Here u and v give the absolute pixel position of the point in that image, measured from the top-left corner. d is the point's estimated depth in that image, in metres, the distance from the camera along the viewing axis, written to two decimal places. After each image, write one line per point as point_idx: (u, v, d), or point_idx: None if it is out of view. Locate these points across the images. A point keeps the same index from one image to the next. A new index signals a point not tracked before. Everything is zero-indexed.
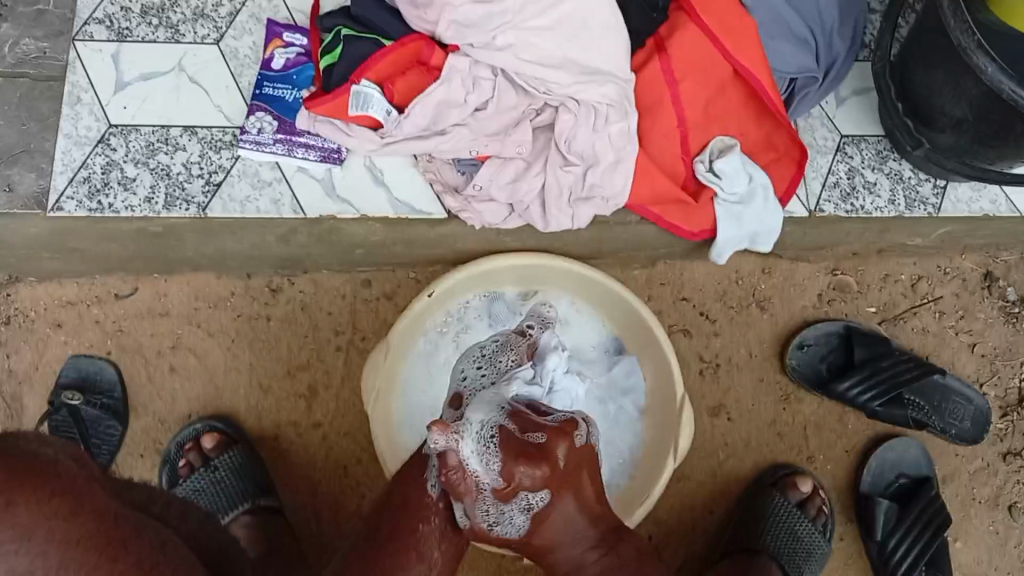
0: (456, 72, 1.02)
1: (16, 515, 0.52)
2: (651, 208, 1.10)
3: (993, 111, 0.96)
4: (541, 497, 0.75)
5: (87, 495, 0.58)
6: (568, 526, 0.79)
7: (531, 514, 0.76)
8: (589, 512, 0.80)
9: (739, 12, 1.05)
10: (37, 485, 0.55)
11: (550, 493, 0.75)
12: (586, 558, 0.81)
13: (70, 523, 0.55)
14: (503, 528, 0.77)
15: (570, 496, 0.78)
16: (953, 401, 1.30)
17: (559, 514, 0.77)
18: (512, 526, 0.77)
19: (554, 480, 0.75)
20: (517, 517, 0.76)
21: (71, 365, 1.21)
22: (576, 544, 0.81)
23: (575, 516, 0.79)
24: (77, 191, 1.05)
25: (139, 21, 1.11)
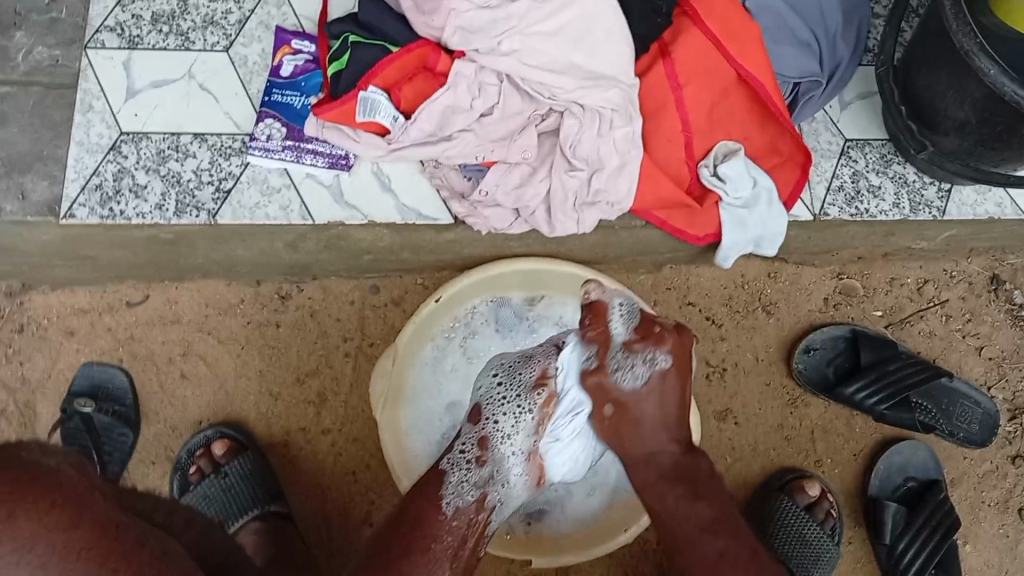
0: (462, 78, 1.03)
1: (19, 527, 0.55)
2: (654, 212, 1.12)
3: (996, 112, 0.97)
4: (664, 360, 0.94)
5: (87, 508, 0.60)
6: (662, 407, 0.95)
7: (650, 371, 0.94)
8: (682, 403, 0.96)
9: (742, 16, 1.07)
10: (37, 498, 0.57)
11: (671, 364, 0.94)
12: (667, 446, 0.96)
13: (70, 533, 0.57)
14: (623, 376, 0.94)
15: (679, 383, 0.95)
16: (960, 405, 1.30)
17: (671, 392, 0.94)
18: (631, 380, 0.94)
19: (675, 351, 0.95)
20: (638, 366, 0.94)
21: (84, 373, 1.22)
22: (666, 430, 0.96)
23: (672, 397, 0.95)
24: (89, 198, 1.07)
25: (150, 29, 1.13)
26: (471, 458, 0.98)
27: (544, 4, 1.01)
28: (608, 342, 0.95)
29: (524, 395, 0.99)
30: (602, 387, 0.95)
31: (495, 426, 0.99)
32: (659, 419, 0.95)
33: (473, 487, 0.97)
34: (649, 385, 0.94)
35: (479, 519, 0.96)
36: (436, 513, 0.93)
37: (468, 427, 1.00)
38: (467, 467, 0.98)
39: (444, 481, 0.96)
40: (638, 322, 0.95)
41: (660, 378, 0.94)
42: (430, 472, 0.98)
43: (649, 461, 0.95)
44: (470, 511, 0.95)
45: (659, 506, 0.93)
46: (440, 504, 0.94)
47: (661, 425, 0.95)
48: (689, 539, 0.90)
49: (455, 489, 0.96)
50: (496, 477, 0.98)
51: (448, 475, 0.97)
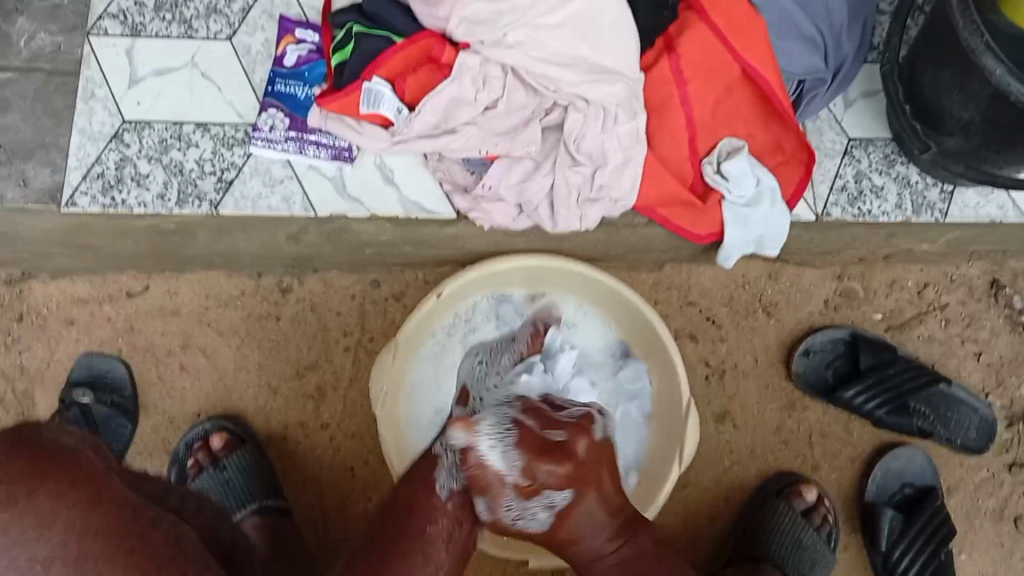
0: (467, 70, 1.03)
1: (37, 504, 0.54)
2: (658, 209, 1.11)
3: (1001, 113, 0.97)
4: (563, 498, 0.84)
5: (107, 488, 0.59)
6: (590, 514, 0.87)
7: (553, 511, 0.85)
8: (610, 506, 0.89)
9: (749, 10, 1.05)
10: (59, 476, 0.56)
11: (572, 494, 0.84)
12: (605, 548, 0.90)
13: (90, 511, 0.56)
14: (527, 523, 0.86)
15: (591, 492, 0.86)
16: (960, 412, 1.29)
17: (586, 502, 0.86)
18: (535, 525, 0.86)
19: (576, 478, 0.84)
20: (540, 513, 0.85)
21: (83, 364, 1.22)
22: (600, 534, 0.90)
23: (598, 510, 0.88)
24: (91, 186, 1.07)
25: (153, 16, 1.13)
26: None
27: None
28: (492, 486, 0.82)
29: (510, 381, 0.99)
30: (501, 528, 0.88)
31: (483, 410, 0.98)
32: (582, 536, 0.89)
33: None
34: (551, 527, 0.86)
35: (469, 513, 0.86)
36: (432, 497, 0.84)
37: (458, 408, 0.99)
38: None
39: (438, 467, 0.85)
40: (537, 444, 0.84)
41: (564, 510, 0.85)
42: None
43: (596, 560, 0.91)
44: (464, 500, 0.85)
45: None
46: (436, 489, 0.85)
47: (603, 526, 0.89)
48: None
49: (446, 482, 0.85)
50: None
51: (441, 461, 0.86)
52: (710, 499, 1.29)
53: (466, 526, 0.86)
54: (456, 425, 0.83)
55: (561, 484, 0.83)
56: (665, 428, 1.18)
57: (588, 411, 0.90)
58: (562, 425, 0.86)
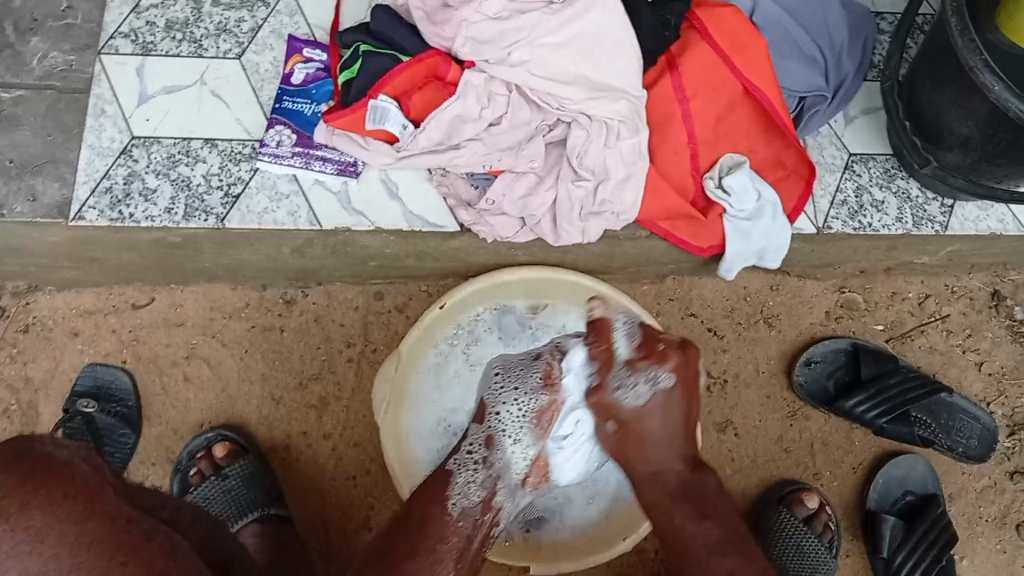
0: (471, 87, 1.04)
1: (30, 518, 0.57)
2: (659, 222, 1.12)
3: (1001, 128, 0.97)
4: (665, 377, 0.91)
5: (100, 501, 0.62)
6: (666, 423, 0.92)
7: (654, 390, 0.91)
8: (687, 417, 0.94)
9: (749, 30, 1.08)
10: (52, 489, 0.60)
11: (674, 380, 0.91)
12: (671, 463, 0.93)
13: (82, 523, 0.59)
14: (625, 397, 0.92)
15: (682, 395, 0.92)
16: (959, 419, 1.31)
17: (673, 408, 0.92)
18: (632, 400, 0.91)
19: (682, 376, 0.92)
20: (641, 388, 0.91)
21: (88, 374, 1.23)
22: (670, 444, 0.93)
23: (677, 412, 0.92)
24: (100, 201, 1.07)
25: (163, 36, 1.14)
26: (479, 458, 0.97)
27: (556, 15, 1.03)
28: (610, 361, 0.93)
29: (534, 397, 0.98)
30: (603, 407, 0.94)
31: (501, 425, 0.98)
32: (661, 456, 0.93)
33: (478, 488, 0.95)
34: (652, 404, 0.91)
35: (486, 519, 0.94)
36: (443, 513, 0.90)
37: (474, 427, 0.99)
38: (475, 467, 0.96)
39: (451, 481, 0.94)
40: (641, 342, 0.93)
41: (664, 393, 0.91)
42: (436, 472, 0.96)
43: (653, 476, 0.93)
44: (477, 512, 0.93)
45: (666, 526, 0.91)
46: (445, 506, 0.91)
47: (667, 440, 0.93)
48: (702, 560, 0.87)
49: (461, 489, 0.93)
50: (503, 478, 0.97)
51: (455, 475, 0.95)
52: None
53: (478, 536, 0.92)
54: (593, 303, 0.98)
55: (666, 354, 0.91)
56: None
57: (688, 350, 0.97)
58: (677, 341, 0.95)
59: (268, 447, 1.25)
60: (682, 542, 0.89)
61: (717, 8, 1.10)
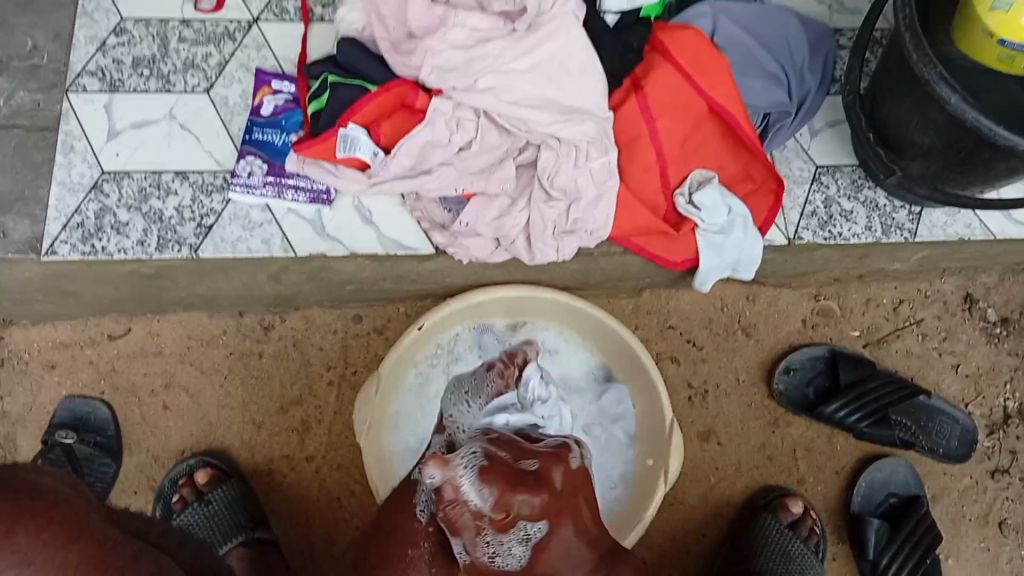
0: (439, 114, 1.05)
1: (16, 544, 0.60)
2: (633, 238, 1.13)
3: (961, 139, 0.99)
4: (541, 526, 0.69)
5: (86, 525, 0.65)
6: (569, 556, 0.72)
7: (531, 545, 0.69)
8: (584, 533, 0.72)
9: (710, 50, 1.10)
10: (38, 516, 0.62)
11: (550, 524, 0.70)
12: None
13: (67, 550, 0.62)
14: (503, 562, 0.70)
15: (569, 519, 0.71)
16: (939, 421, 1.32)
17: (567, 540, 0.71)
18: (512, 563, 0.70)
19: (558, 508, 0.70)
20: (517, 547, 0.69)
21: (66, 406, 1.23)
22: None
23: (576, 544, 0.72)
24: (71, 235, 1.07)
25: (131, 73, 1.14)
26: None
27: (520, 43, 1.04)
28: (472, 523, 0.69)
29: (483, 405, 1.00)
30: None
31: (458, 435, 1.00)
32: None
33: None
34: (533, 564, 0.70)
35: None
36: (410, 522, 0.92)
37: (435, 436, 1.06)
38: None
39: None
40: (500, 488, 0.69)
41: (546, 544, 0.70)
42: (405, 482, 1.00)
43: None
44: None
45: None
46: (414, 517, 0.94)
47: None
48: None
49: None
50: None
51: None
52: (694, 520, 1.30)
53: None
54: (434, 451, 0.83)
55: (522, 505, 0.68)
56: (650, 448, 1.19)
57: (567, 442, 0.79)
58: (535, 455, 0.74)
59: (250, 473, 1.25)
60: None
61: (677, 30, 1.11)
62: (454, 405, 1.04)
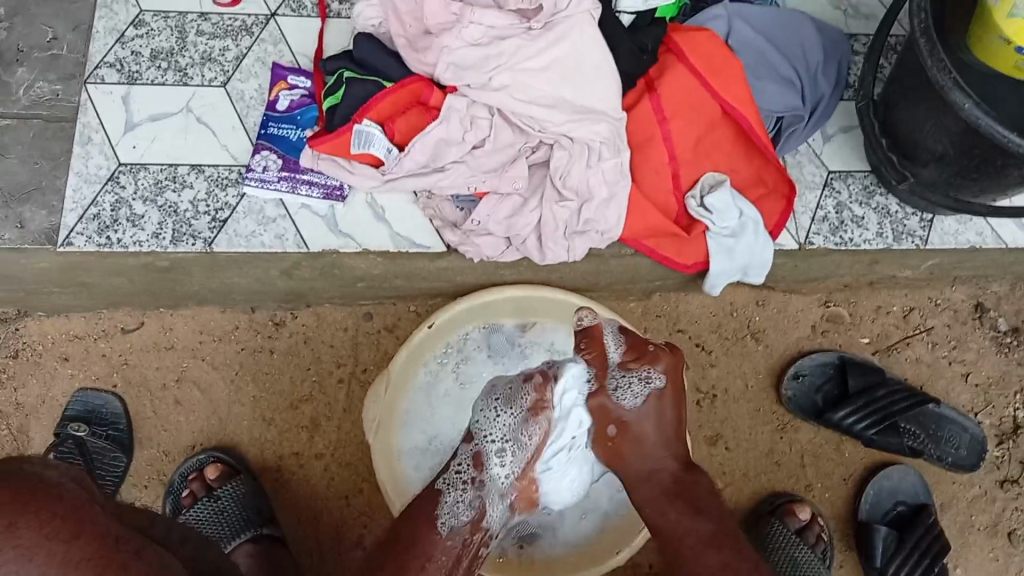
0: (453, 112, 1.06)
1: (19, 538, 0.62)
2: (644, 240, 1.14)
3: (973, 145, 0.99)
4: (656, 377, 0.96)
5: (89, 519, 0.67)
6: (659, 421, 0.97)
7: (646, 394, 0.96)
8: (676, 417, 0.98)
9: (724, 52, 1.11)
10: (41, 509, 0.64)
11: (666, 381, 0.97)
12: (656, 471, 0.96)
13: (70, 543, 0.64)
14: (624, 399, 0.96)
15: (672, 399, 0.98)
16: (948, 429, 1.32)
17: (660, 413, 0.96)
18: (631, 400, 0.96)
19: (670, 380, 0.97)
20: (635, 387, 0.96)
21: (79, 399, 1.23)
22: (657, 449, 0.97)
23: (668, 417, 0.97)
24: (87, 227, 1.08)
25: (149, 65, 1.15)
26: (468, 478, 0.99)
27: (535, 41, 1.05)
28: (605, 367, 0.98)
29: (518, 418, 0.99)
30: (602, 416, 0.97)
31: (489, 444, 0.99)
32: (647, 471, 0.96)
33: (467, 507, 0.97)
34: (646, 405, 0.96)
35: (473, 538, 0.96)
36: (431, 533, 0.93)
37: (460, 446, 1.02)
38: (464, 487, 0.98)
39: (441, 501, 0.96)
40: (628, 345, 0.98)
41: (658, 395, 0.96)
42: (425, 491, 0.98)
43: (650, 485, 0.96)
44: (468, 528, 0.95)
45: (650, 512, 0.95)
46: (435, 524, 0.94)
47: (660, 443, 0.97)
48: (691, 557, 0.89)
49: (451, 508, 0.96)
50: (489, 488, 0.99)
51: (444, 494, 0.97)
52: None
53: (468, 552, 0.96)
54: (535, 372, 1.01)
55: (648, 362, 0.97)
56: None
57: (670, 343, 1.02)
58: (655, 346, 0.99)
59: (259, 469, 1.25)
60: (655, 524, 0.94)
61: (693, 31, 1.12)
62: (480, 411, 1.01)
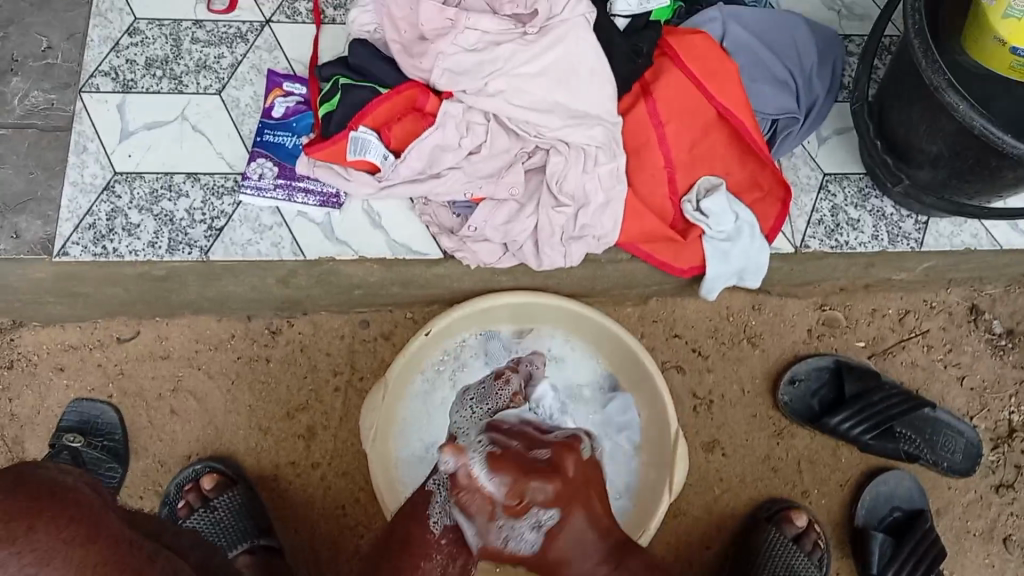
0: (450, 118, 1.07)
1: (38, 541, 0.60)
2: (640, 245, 1.13)
3: (967, 146, 1.00)
4: (550, 512, 0.72)
5: (102, 524, 0.66)
6: (577, 537, 0.75)
7: (542, 531, 0.73)
8: (594, 520, 0.77)
9: (720, 56, 1.11)
10: (57, 513, 0.63)
11: (560, 511, 0.73)
12: (596, 570, 0.77)
13: (87, 548, 0.63)
14: (515, 545, 0.74)
15: (582, 506, 0.75)
16: (943, 434, 1.32)
17: (572, 531, 0.74)
18: (524, 546, 0.73)
19: (566, 496, 0.73)
20: (528, 533, 0.73)
21: (73, 409, 1.23)
22: (587, 556, 0.77)
23: (584, 526, 0.76)
24: (83, 236, 1.08)
25: (143, 74, 1.16)
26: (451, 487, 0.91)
27: (530, 45, 1.06)
28: (487, 512, 0.72)
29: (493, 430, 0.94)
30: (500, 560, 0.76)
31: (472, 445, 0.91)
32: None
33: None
34: (547, 542, 0.73)
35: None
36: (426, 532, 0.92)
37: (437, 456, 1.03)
38: (452, 492, 0.91)
39: (432, 501, 0.93)
40: (510, 479, 0.71)
41: (554, 529, 0.73)
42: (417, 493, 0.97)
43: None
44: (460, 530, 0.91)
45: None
46: (426, 525, 0.92)
47: (589, 556, 0.77)
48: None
49: (439, 511, 0.90)
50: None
51: (436, 494, 0.95)
52: (700, 531, 1.30)
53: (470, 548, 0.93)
54: (444, 449, 0.73)
55: (536, 501, 0.71)
56: (654, 462, 1.18)
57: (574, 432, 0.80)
58: (549, 445, 0.76)
59: (255, 479, 1.25)
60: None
61: (689, 35, 1.13)
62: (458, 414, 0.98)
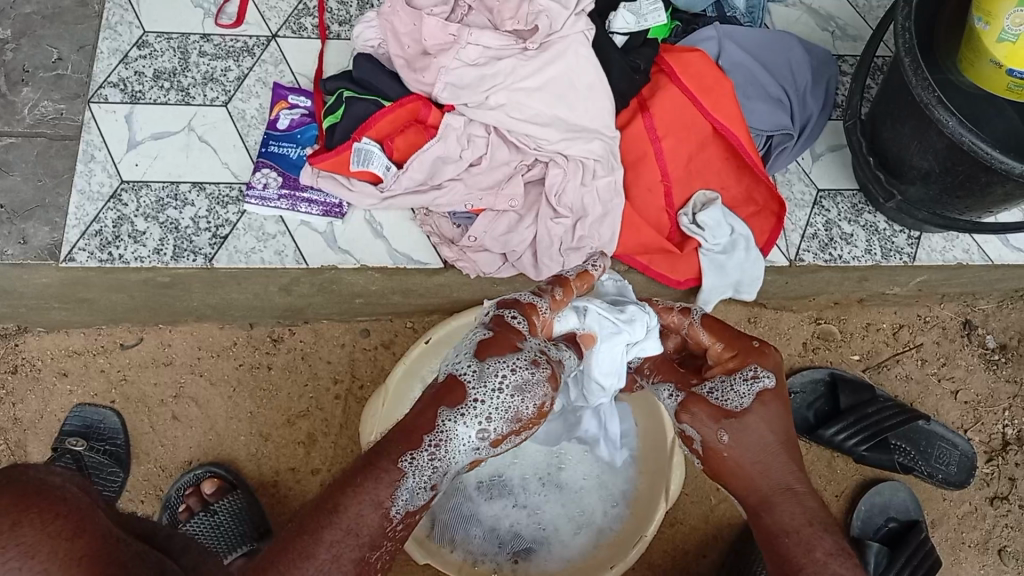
0: (451, 130, 1.09)
1: (22, 535, 0.61)
2: (638, 258, 1.15)
3: (957, 162, 1.02)
4: (765, 375, 0.88)
5: (91, 521, 0.66)
6: (775, 422, 0.86)
7: (757, 390, 0.87)
8: (782, 431, 0.86)
9: (716, 73, 1.14)
10: (44, 509, 0.64)
11: (774, 382, 0.88)
12: (791, 482, 0.83)
13: (71, 542, 0.63)
14: (732, 401, 0.87)
15: (783, 404, 0.88)
16: (938, 446, 1.34)
17: (777, 417, 0.87)
18: (737, 400, 0.87)
19: (775, 388, 0.88)
20: (742, 387, 0.87)
21: (76, 414, 1.24)
22: (785, 459, 0.84)
23: (778, 418, 0.87)
24: (89, 243, 1.10)
25: (152, 85, 1.18)
26: (437, 455, 0.78)
27: (530, 61, 1.09)
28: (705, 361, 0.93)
29: (503, 416, 0.81)
30: (705, 421, 0.87)
31: (476, 405, 0.80)
32: (748, 489, 0.84)
33: (427, 491, 0.78)
34: (753, 408, 0.86)
35: (416, 516, 0.79)
36: (379, 518, 0.74)
37: (446, 415, 0.79)
38: (431, 467, 0.78)
39: (399, 484, 0.75)
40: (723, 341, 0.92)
41: (766, 392, 0.87)
42: (383, 456, 0.76)
43: (788, 494, 0.82)
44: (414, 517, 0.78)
45: (768, 518, 0.81)
46: (388, 510, 0.75)
47: (778, 454, 0.84)
48: (817, 561, 0.77)
49: (409, 493, 0.76)
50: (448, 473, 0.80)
51: (405, 478, 0.76)
52: (696, 539, 1.28)
53: (399, 538, 0.78)
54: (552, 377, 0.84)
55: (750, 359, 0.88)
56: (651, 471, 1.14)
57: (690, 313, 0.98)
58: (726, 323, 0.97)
59: (255, 484, 1.26)
60: (774, 519, 0.81)
61: (686, 52, 1.15)
62: (479, 384, 0.81)
